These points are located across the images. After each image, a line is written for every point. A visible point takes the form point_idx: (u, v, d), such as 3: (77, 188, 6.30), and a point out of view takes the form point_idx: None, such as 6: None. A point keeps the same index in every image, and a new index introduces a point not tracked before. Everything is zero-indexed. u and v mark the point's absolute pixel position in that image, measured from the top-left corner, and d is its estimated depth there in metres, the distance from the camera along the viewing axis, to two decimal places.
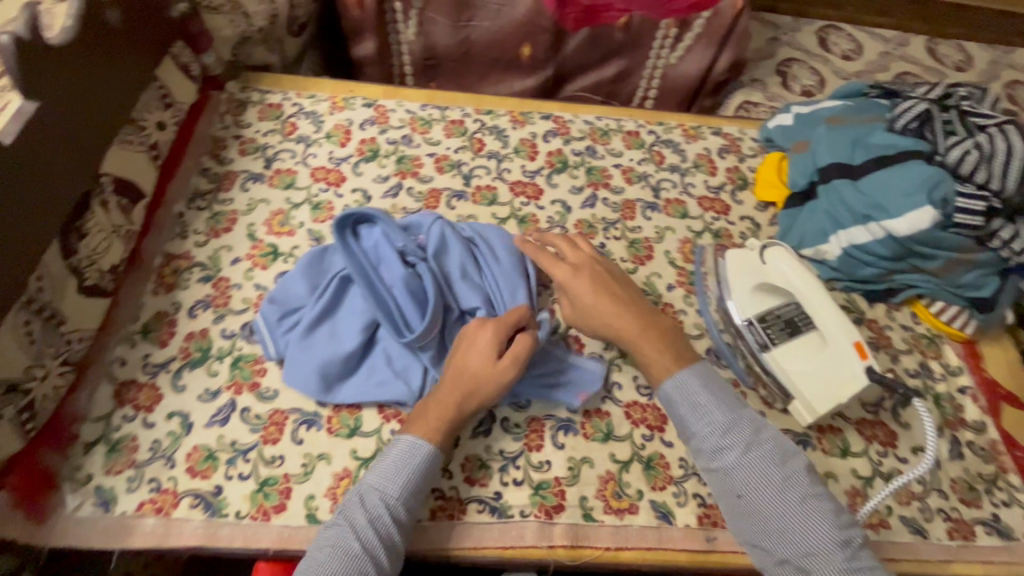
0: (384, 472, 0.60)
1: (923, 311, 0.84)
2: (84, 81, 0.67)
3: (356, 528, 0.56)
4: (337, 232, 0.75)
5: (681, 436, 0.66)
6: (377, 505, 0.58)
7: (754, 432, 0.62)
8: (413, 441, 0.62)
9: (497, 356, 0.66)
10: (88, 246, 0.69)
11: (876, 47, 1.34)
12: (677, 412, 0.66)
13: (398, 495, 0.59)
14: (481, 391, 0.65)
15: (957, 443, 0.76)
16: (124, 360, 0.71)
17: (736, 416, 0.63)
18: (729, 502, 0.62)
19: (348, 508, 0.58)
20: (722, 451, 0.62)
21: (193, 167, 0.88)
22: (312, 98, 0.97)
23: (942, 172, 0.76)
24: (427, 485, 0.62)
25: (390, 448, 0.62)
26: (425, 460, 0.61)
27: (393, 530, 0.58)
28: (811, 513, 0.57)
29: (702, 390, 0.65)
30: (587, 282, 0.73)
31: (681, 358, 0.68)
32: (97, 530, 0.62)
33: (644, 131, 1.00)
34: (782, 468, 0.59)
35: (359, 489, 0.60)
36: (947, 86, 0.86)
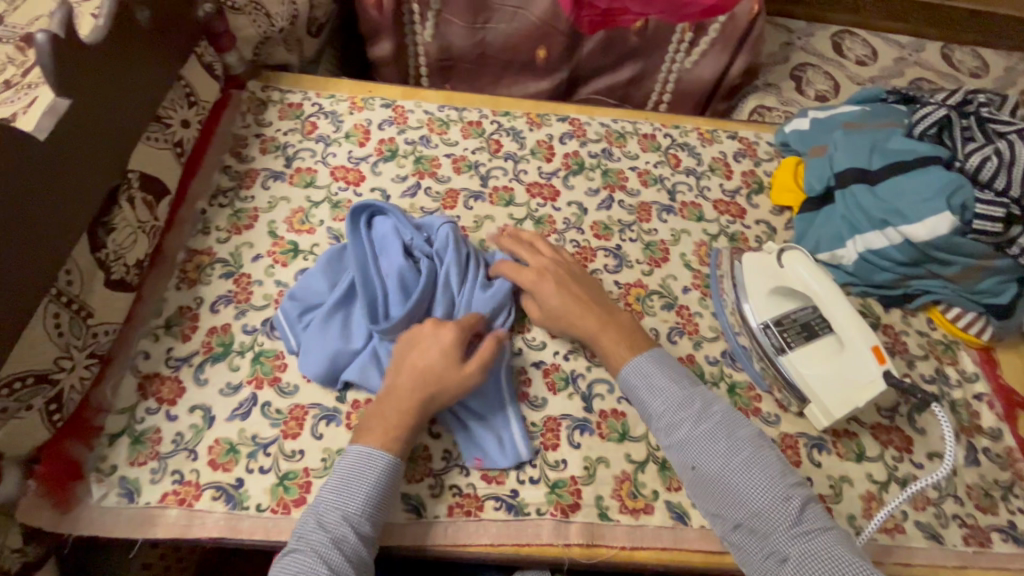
0: (340, 485, 0.60)
1: (940, 317, 0.84)
2: (112, 78, 0.68)
3: (318, 549, 0.56)
4: (349, 222, 0.78)
5: (643, 415, 0.70)
6: (337, 525, 0.58)
7: (703, 405, 0.66)
8: (367, 452, 0.62)
9: (452, 353, 0.66)
10: (115, 241, 0.70)
11: (891, 53, 1.34)
12: (637, 394, 0.69)
13: (358, 508, 0.59)
14: (444, 390, 0.65)
15: (973, 449, 0.76)
16: (148, 353, 0.73)
17: (686, 392, 0.67)
18: (689, 476, 0.64)
19: (307, 530, 0.58)
20: (675, 425, 0.65)
21: (215, 165, 0.89)
22: (331, 98, 0.99)
23: (961, 178, 0.77)
24: (388, 493, 0.61)
25: (345, 462, 0.62)
26: (382, 470, 0.61)
27: (358, 544, 0.57)
28: (757, 474, 0.60)
29: (657, 370, 0.69)
30: (553, 287, 0.75)
31: (634, 362, 0.70)
32: (121, 519, 0.64)
33: (660, 133, 1.00)
34: (729, 436, 0.63)
35: (317, 508, 0.59)
36: (966, 93, 0.87)
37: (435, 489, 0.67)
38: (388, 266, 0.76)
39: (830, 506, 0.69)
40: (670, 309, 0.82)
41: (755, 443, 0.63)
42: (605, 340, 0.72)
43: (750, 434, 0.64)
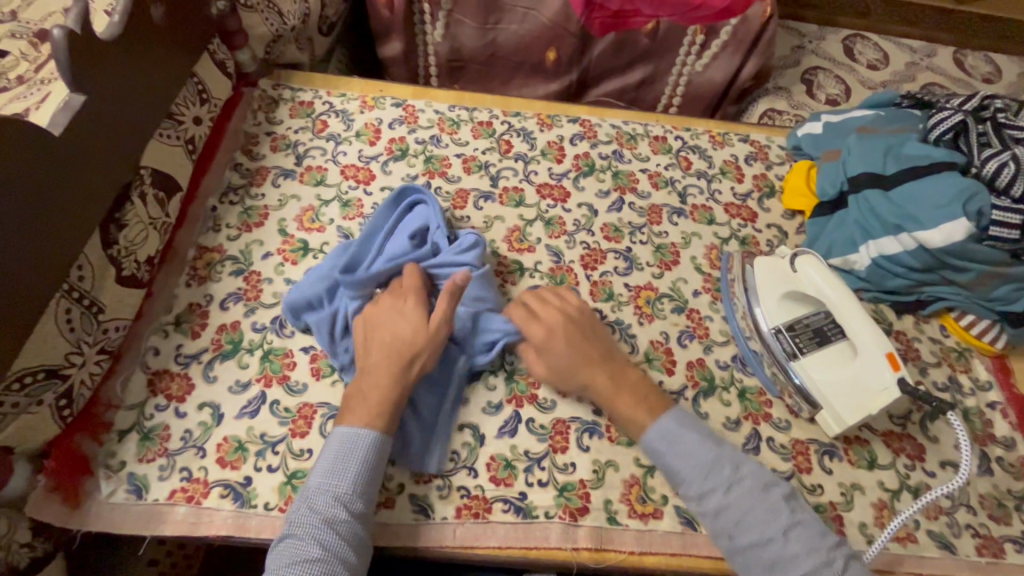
0: (329, 469, 0.60)
1: (953, 324, 0.84)
2: (126, 75, 0.68)
3: (312, 531, 0.56)
4: (386, 204, 0.81)
5: (668, 479, 0.66)
6: (328, 506, 0.57)
7: (734, 469, 0.63)
8: (352, 432, 0.62)
9: (415, 319, 0.69)
10: (127, 238, 0.70)
11: (903, 57, 1.33)
12: (664, 460, 0.65)
13: (349, 487, 0.59)
14: (416, 352, 0.67)
15: (986, 458, 0.75)
16: (157, 350, 0.73)
17: (714, 456, 0.63)
18: (724, 542, 0.62)
19: (299, 513, 0.57)
20: (706, 495, 0.62)
21: (226, 163, 0.89)
22: (342, 97, 0.98)
23: (978, 184, 0.76)
24: (377, 471, 0.62)
25: (331, 444, 0.62)
26: (368, 447, 0.61)
27: (351, 522, 0.58)
28: (796, 544, 0.59)
29: (681, 432, 0.65)
30: (563, 344, 0.71)
31: (659, 424, 0.66)
32: (130, 516, 0.63)
33: (671, 136, 1.00)
34: (764, 500, 0.61)
35: (307, 492, 0.59)
36: (982, 98, 0.86)
37: (443, 490, 0.66)
38: (403, 244, 0.77)
39: (841, 514, 0.69)
40: (680, 312, 0.81)
41: (790, 508, 0.61)
42: (620, 406, 0.68)
43: (783, 496, 0.62)
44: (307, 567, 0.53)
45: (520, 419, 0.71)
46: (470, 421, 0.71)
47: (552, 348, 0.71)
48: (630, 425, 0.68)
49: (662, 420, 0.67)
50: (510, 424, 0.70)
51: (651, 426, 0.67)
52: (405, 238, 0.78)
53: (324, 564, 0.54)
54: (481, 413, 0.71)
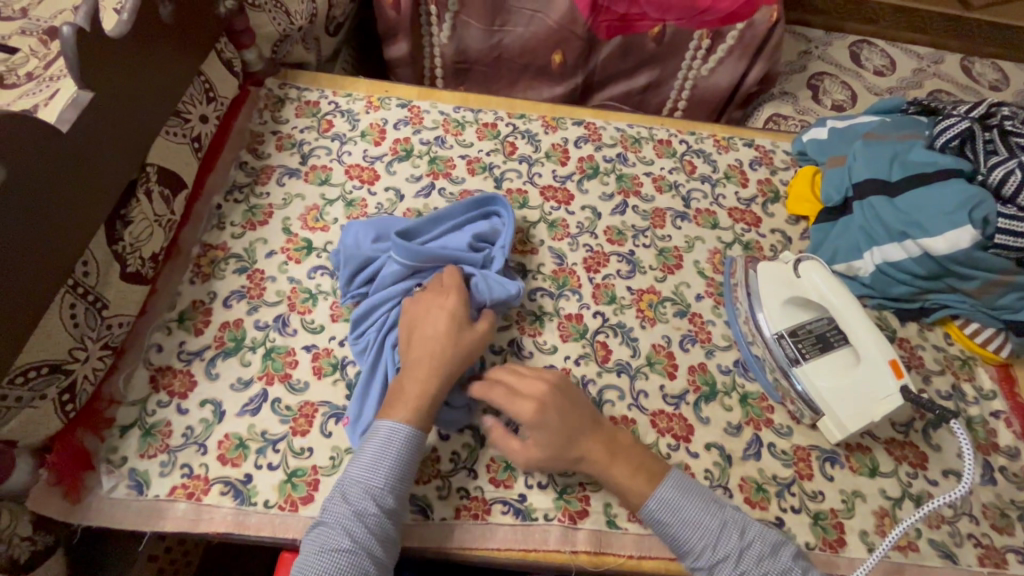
0: (366, 463, 0.60)
1: (957, 332, 0.83)
2: (133, 73, 0.69)
3: (345, 522, 0.56)
4: (474, 202, 0.82)
5: (672, 548, 0.63)
6: (362, 499, 0.58)
7: (740, 536, 0.60)
8: (392, 426, 0.62)
9: (459, 317, 0.69)
10: (132, 234, 0.70)
11: (910, 64, 1.33)
12: (667, 531, 0.62)
13: (384, 481, 0.59)
14: (458, 353, 0.67)
15: (989, 467, 0.74)
16: (161, 346, 0.73)
17: (720, 524, 0.61)
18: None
19: (334, 503, 0.58)
20: (716, 565, 0.59)
21: (232, 161, 0.90)
22: (348, 97, 0.99)
23: (983, 193, 0.75)
24: (412, 467, 0.62)
25: (370, 436, 0.62)
26: (405, 443, 0.61)
27: (383, 516, 0.58)
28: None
29: (682, 500, 0.62)
30: (558, 420, 0.64)
31: (656, 496, 0.62)
32: (130, 511, 0.64)
33: (676, 140, 1.00)
34: (777, 563, 0.59)
35: (343, 482, 0.59)
36: (989, 105, 0.85)
37: (443, 491, 0.66)
38: (462, 241, 0.79)
39: (842, 521, 0.68)
40: (682, 316, 0.81)
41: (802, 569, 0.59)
42: (615, 475, 0.64)
43: (794, 556, 0.60)
44: (337, 557, 0.54)
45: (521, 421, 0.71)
46: (470, 423, 0.71)
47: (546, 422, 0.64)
48: (623, 493, 0.64)
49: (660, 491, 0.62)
50: (510, 426, 0.70)
51: (649, 497, 0.62)
52: (469, 236, 0.79)
53: (353, 556, 0.55)
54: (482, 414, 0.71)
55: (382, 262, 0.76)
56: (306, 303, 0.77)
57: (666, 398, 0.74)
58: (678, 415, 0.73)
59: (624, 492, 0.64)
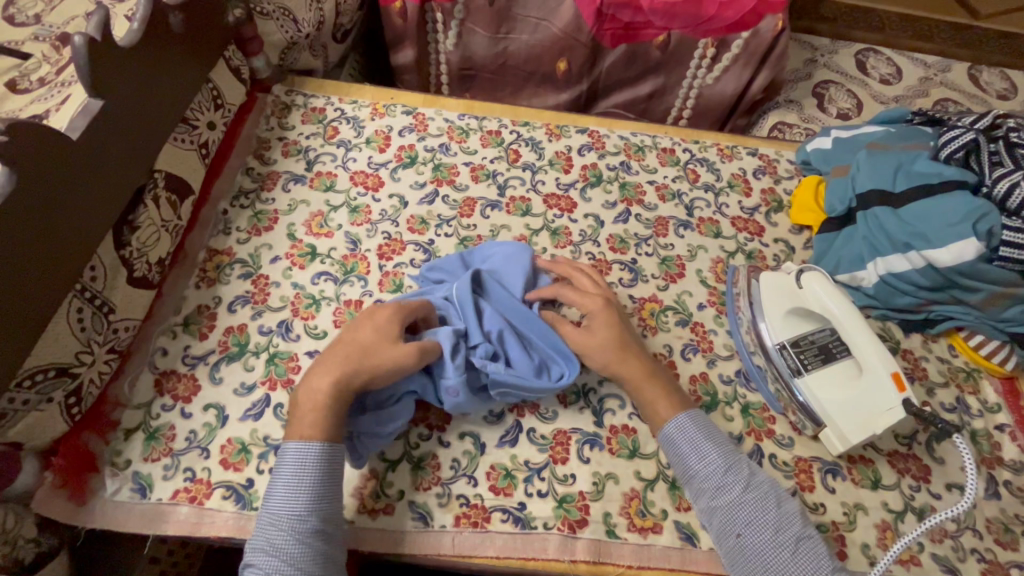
0: (278, 494, 0.58)
1: (962, 344, 0.83)
2: (143, 80, 0.70)
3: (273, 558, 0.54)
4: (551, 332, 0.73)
5: (679, 474, 0.66)
6: (279, 532, 0.56)
7: (750, 472, 0.64)
8: (299, 447, 0.60)
9: (380, 328, 0.66)
10: (140, 239, 0.71)
11: (917, 72, 1.32)
12: (681, 455, 0.66)
13: (306, 506, 0.57)
14: (367, 365, 0.64)
15: (993, 481, 0.74)
16: (165, 351, 0.74)
17: (733, 456, 0.65)
18: (727, 543, 0.61)
19: (258, 540, 0.56)
20: (724, 489, 0.62)
21: (238, 167, 0.91)
22: (353, 104, 1.00)
23: (989, 205, 0.75)
24: (326, 486, 0.59)
25: (281, 463, 0.60)
26: (318, 461, 0.59)
27: (312, 539, 0.56)
28: (803, 556, 0.58)
29: (702, 431, 0.66)
30: (609, 329, 0.71)
31: (677, 421, 0.67)
32: (133, 514, 0.64)
33: (679, 148, 1.00)
34: (778, 507, 0.61)
35: (264, 519, 0.57)
36: (995, 116, 0.85)
37: (443, 498, 0.67)
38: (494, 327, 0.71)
39: (844, 534, 0.68)
40: (685, 325, 0.81)
41: (801, 522, 0.61)
42: (649, 391, 0.69)
43: (794, 511, 0.62)
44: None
45: (522, 429, 0.71)
46: (471, 430, 0.71)
47: (590, 339, 0.71)
48: (651, 412, 0.69)
49: (679, 420, 0.67)
50: (511, 433, 0.71)
51: (669, 421, 0.67)
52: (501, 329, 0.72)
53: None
54: (482, 421, 0.72)
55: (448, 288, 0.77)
56: (309, 309, 0.78)
57: None
58: None
59: (652, 410, 0.69)
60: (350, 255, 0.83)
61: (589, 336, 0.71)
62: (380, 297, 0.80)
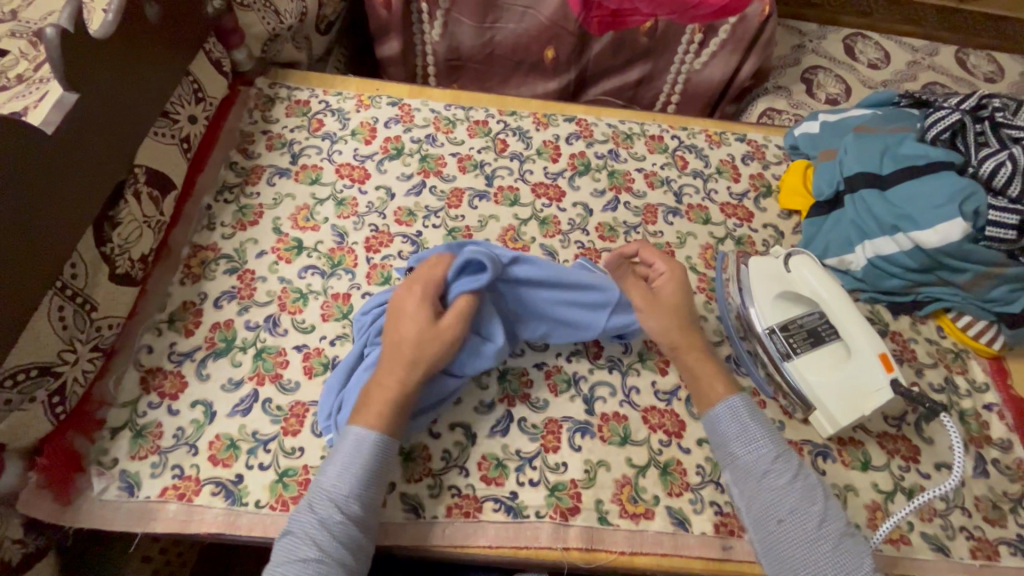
0: (334, 471, 0.59)
1: (950, 325, 0.83)
2: (120, 73, 0.69)
3: (310, 532, 0.55)
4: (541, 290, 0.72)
5: (722, 456, 0.66)
6: (328, 507, 0.57)
7: (799, 462, 0.64)
8: (361, 433, 0.60)
9: (415, 310, 0.65)
10: (121, 236, 0.70)
11: (904, 56, 1.32)
12: (730, 437, 0.65)
13: (355, 492, 0.58)
14: (415, 350, 0.64)
15: (982, 460, 0.74)
16: (151, 348, 0.73)
17: (784, 446, 0.64)
18: (766, 529, 0.61)
19: (298, 513, 0.57)
20: (771, 474, 0.62)
21: (221, 161, 0.89)
22: (338, 96, 0.99)
23: (975, 184, 0.76)
24: (381, 475, 0.60)
25: (340, 442, 0.61)
26: (377, 450, 0.60)
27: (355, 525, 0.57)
28: (845, 553, 0.57)
29: (752, 416, 0.66)
30: (672, 297, 0.73)
31: (730, 403, 0.67)
32: (120, 513, 0.64)
33: (668, 135, 0.99)
34: (824, 500, 0.61)
35: (312, 494, 0.58)
36: (980, 97, 0.85)
37: (434, 489, 0.66)
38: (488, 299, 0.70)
39: None
40: None
41: (844, 519, 0.60)
42: (705, 367, 0.70)
43: (839, 509, 0.62)
44: (296, 565, 0.53)
45: (512, 419, 0.71)
46: (462, 420, 0.71)
47: (659, 305, 0.73)
48: (704, 390, 0.69)
49: (731, 401, 0.67)
50: (502, 423, 0.71)
51: (721, 402, 0.67)
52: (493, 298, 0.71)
53: (321, 565, 0.54)
54: (472, 412, 0.71)
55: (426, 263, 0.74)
56: (296, 303, 0.77)
57: (657, 394, 0.74)
58: (670, 411, 0.73)
59: (707, 389, 0.69)
60: (337, 247, 0.83)
61: (659, 300, 0.73)
62: (368, 290, 0.79)
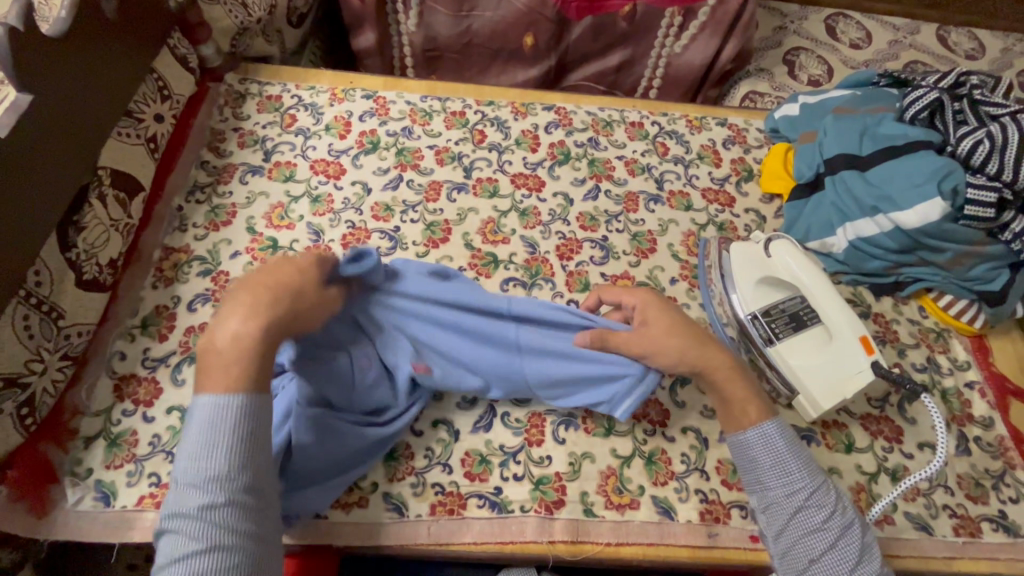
0: (194, 451, 0.52)
1: (931, 305, 0.83)
2: (79, 73, 0.66)
3: (188, 522, 0.50)
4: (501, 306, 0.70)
5: (751, 482, 0.64)
6: (203, 491, 0.50)
7: (835, 496, 0.62)
8: (209, 405, 0.53)
9: (293, 268, 0.62)
10: (87, 241, 0.68)
11: (886, 35, 1.31)
12: (762, 467, 0.63)
13: (220, 465, 0.51)
14: (294, 311, 0.60)
15: (964, 438, 0.75)
16: (123, 354, 0.71)
17: (820, 479, 0.62)
18: (795, 563, 0.60)
19: (172, 505, 0.51)
20: (805, 511, 0.60)
21: (192, 160, 0.87)
22: (311, 90, 0.96)
23: (952, 162, 0.75)
24: (253, 437, 0.53)
25: (190, 422, 0.53)
26: (229, 417, 0.52)
27: (235, 497, 0.51)
28: None
29: (787, 446, 0.63)
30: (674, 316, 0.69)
31: (764, 430, 0.64)
32: (96, 524, 0.62)
33: (648, 122, 0.98)
34: (858, 537, 0.60)
35: (178, 483, 0.51)
36: (959, 73, 0.84)
37: (417, 488, 0.66)
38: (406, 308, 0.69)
39: None
40: None
41: (876, 553, 0.60)
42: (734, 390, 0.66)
43: (871, 540, 0.61)
44: (184, 561, 0.48)
45: (495, 414, 0.70)
46: (444, 417, 0.70)
47: (660, 325, 0.68)
48: (738, 409, 0.66)
49: (764, 427, 0.64)
50: (485, 419, 0.70)
51: (753, 428, 0.64)
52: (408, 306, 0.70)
53: (211, 554, 0.48)
54: (455, 408, 0.71)
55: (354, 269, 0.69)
56: None
57: None
58: (654, 400, 0.73)
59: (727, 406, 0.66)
60: (313, 246, 0.81)
61: (662, 322, 0.68)
62: None
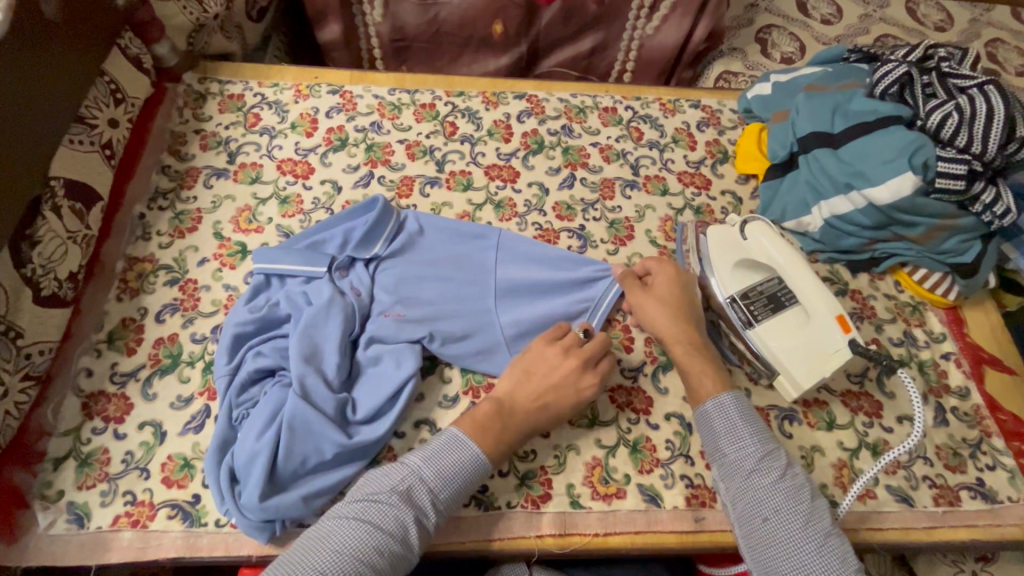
0: (437, 464, 0.59)
1: (907, 279, 0.84)
2: (20, 81, 0.63)
3: (392, 510, 0.56)
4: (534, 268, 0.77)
5: (710, 454, 0.64)
6: (422, 499, 0.57)
7: (788, 462, 0.61)
8: (458, 437, 0.61)
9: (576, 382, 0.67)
10: (43, 255, 0.66)
11: (856, 10, 1.31)
12: (717, 434, 0.64)
13: (441, 493, 0.59)
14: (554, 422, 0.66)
15: (941, 409, 0.76)
16: (90, 371, 0.69)
17: (773, 446, 0.62)
18: (751, 527, 0.58)
19: (386, 487, 0.57)
20: (756, 473, 0.60)
21: (153, 165, 0.84)
22: (275, 87, 0.93)
23: (922, 137, 0.75)
24: (469, 488, 0.61)
25: (439, 437, 0.62)
26: (468, 461, 0.60)
27: (431, 525, 0.57)
28: (829, 552, 0.55)
29: (742, 416, 0.64)
30: (663, 306, 0.72)
31: (718, 399, 0.65)
32: (71, 546, 0.61)
33: (621, 106, 0.97)
34: (812, 501, 0.59)
35: (404, 472, 0.59)
36: (926, 48, 0.84)
37: None
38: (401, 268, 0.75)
39: None
40: None
41: (830, 518, 0.59)
42: (693, 370, 0.68)
43: (825, 507, 0.60)
44: (365, 536, 0.54)
45: None
46: (427, 418, 0.69)
47: (651, 298, 0.73)
48: (693, 385, 0.68)
49: (722, 399, 0.65)
50: None
51: (710, 399, 0.65)
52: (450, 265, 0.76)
53: (393, 549, 0.54)
54: (437, 407, 0.70)
55: (331, 237, 0.76)
56: None
57: (623, 372, 0.74)
58: (637, 388, 0.73)
59: (696, 385, 0.67)
60: None
61: (655, 294, 0.73)
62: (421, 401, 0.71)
